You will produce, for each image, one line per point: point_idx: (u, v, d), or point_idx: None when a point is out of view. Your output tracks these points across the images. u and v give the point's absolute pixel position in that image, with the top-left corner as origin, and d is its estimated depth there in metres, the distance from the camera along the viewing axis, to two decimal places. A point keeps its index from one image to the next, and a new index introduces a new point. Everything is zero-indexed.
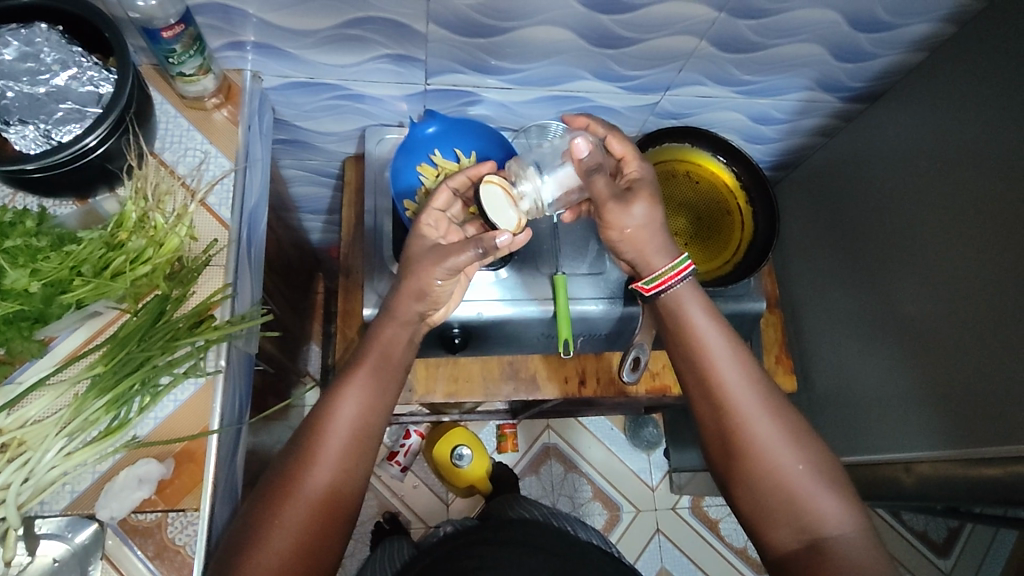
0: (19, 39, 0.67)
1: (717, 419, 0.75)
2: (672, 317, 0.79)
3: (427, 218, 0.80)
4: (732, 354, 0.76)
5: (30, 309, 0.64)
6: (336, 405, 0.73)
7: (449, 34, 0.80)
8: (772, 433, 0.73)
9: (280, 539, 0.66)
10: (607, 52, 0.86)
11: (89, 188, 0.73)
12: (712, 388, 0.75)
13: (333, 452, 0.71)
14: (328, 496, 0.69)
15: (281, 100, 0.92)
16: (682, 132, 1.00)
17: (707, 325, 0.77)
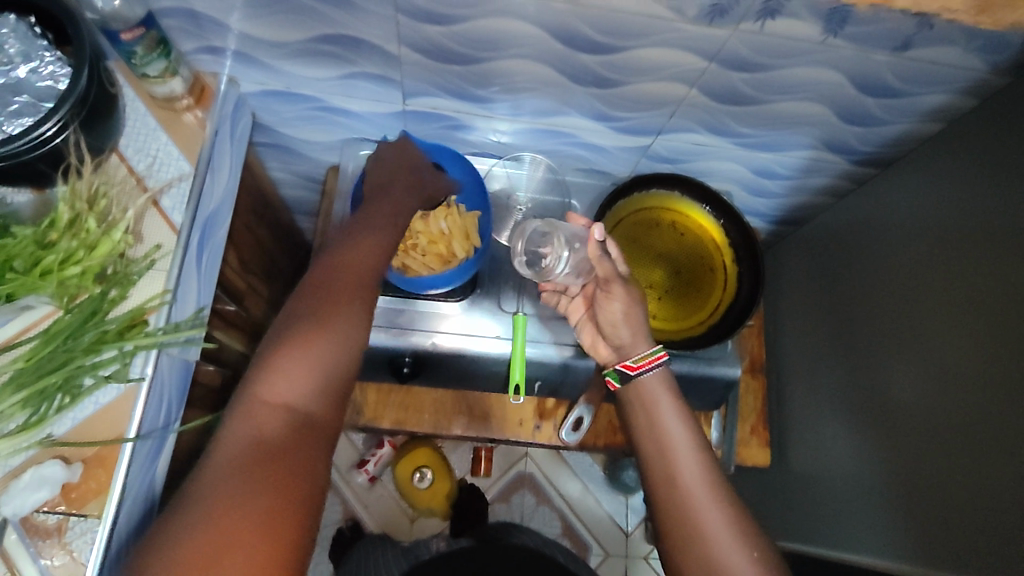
0: None
1: (669, 512, 0.68)
2: (638, 399, 0.75)
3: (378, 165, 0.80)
4: (689, 439, 0.71)
5: None
6: (355, 245, 0.68)
7: (424, 58, 0.78)
8: (728, 524, 0.65)
9: (301, 362, 0.59)
10: (592, 92, 0.83)
11: (43, 182, 0.72)
12: (666, 475, 0.69)
13: (355, 283, 0.65)
14: (349, 333, 0.62)
15: (261, 105, 0.93)
16: (671, 180, 0.93)
17: (667, 406, 0.73)
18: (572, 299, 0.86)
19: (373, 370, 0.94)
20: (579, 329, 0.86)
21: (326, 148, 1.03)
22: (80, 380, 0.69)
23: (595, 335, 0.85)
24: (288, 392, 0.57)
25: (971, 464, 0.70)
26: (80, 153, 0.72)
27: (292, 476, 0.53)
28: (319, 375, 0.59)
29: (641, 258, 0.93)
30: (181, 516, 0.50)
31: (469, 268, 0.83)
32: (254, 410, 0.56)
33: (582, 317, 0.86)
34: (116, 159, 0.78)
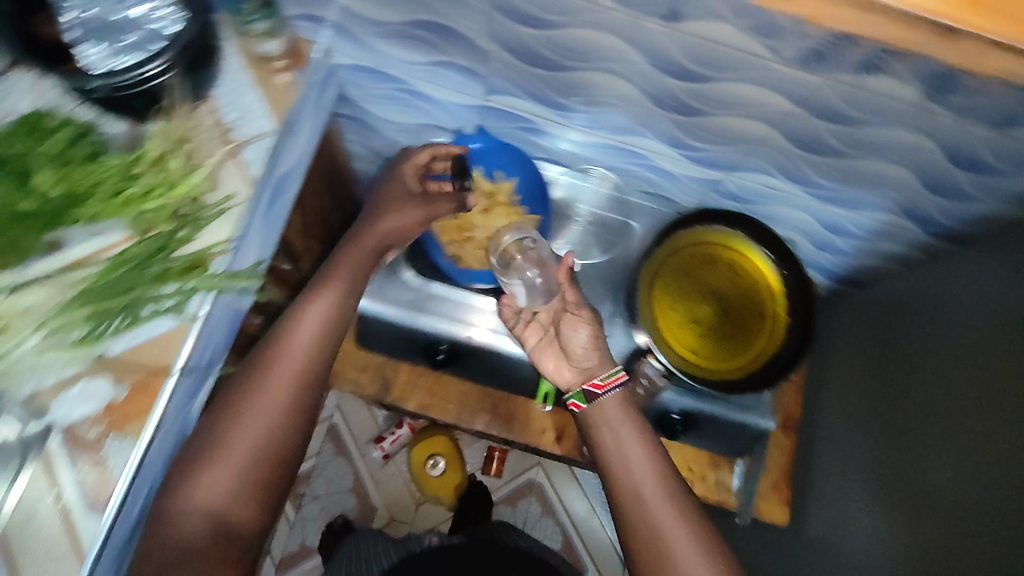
0: None
1: (635, 534, 0.65)
2: (599, 422, 0.72)
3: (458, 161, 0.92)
4: (650, 456, 0.69)
5: (50, 208, 0.70)
6: (301, 315, 0.71)
7: (511, 58, 0.79)
8: (694, 545, 0.63)
9: (240, 427, 0.64)
10: (671, 118, 0.82)
11: (141, 116, 0.77)
12: (633, 496, 0.66)
13: (302, 354, 0.69)
14: (278, 426, 0.66)
15: (350, 79, 0.97)
16: (730, 218, 0.92)
17: (627, 428, 0.71)
18: (527, 324, 0.85)
19: (408, 351, 0.96)
20: (538, 355, 0.83)
21: (404, 130, 1.06)
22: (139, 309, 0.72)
23: (557, 361, 0.81)
24: (225, 477, 0.62)
25: (976, 537, 0.69)
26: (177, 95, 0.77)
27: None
28: (242, 469, 0.64)
29: (692, 291, 0.92)
30: None
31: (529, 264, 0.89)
32: (175, 518, 0.61)
33: (537, 344, 0.83)
34: (207, 107, 0.82)
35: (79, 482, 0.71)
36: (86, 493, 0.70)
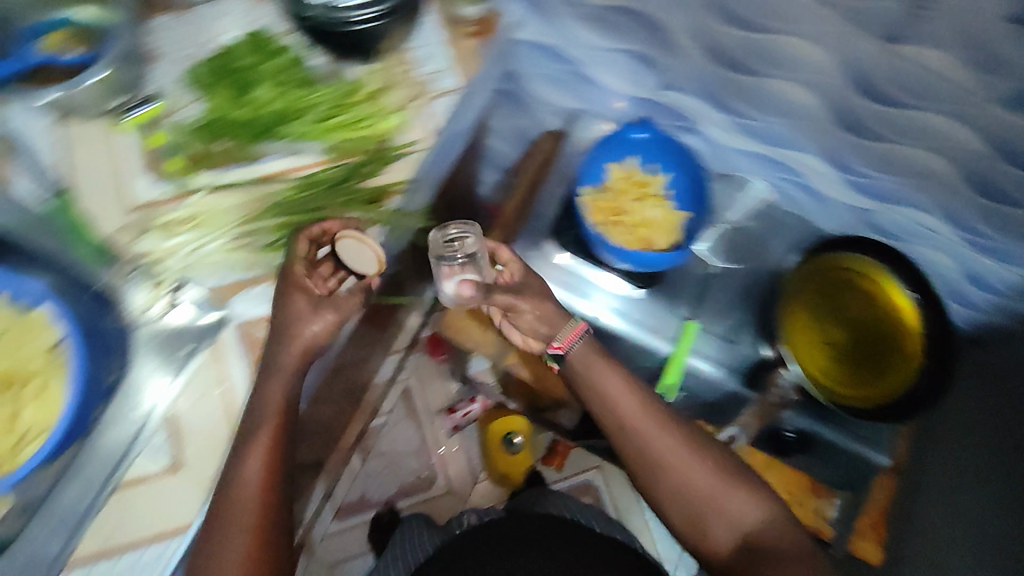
0: None
1: (630, 456, 0.72)
2: (581, 380, 0.74)
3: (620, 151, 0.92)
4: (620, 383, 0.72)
5: (263, 121, 0.76)
6: (256, 392, 0.69)
7: (702, 56, 0.81)
8: (677, 449, 0.71)
9: (244, 466, 0.67)
10: (849, 138, 0.82)
11: (347, 54, 0.81)
12: (617, 425, 0.72)
13: (271, 372, 0.70)
14: (266, 478, 0.67)
15: (522, 57, 0.96)
16: (872, 246, 0.89)
17: (610, 380, 0.72)
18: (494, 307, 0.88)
19: None
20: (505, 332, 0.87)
21: (556, 112, 1.07)
22: (320, 227, 0.78)
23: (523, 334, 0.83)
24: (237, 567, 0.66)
25: (1012, 541, 0.76)
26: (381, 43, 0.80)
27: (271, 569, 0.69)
28: (270, 466, 0.68)
29: (828, 314, 0.93)
30: None
31: (683, 255, 0.87)
32: None
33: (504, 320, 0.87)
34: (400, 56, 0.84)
35: (245, 378, 0.73)
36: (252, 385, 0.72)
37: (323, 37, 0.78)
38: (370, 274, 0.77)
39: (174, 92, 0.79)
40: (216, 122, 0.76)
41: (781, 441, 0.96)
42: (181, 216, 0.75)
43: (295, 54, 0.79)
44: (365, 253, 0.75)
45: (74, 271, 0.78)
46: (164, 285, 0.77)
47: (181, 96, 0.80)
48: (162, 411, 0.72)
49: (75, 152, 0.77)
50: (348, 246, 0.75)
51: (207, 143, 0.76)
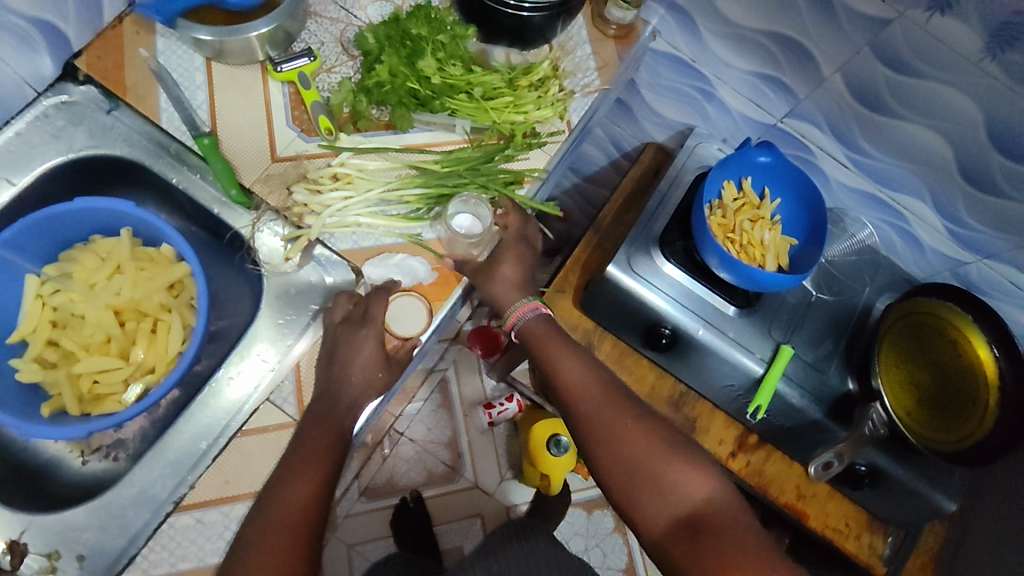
0: None
1: (579, 429, 0.71)
2: (533, 347, 0.75)
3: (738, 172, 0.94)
4: (569, 347, 0.74)
5: (422, 93, 0.76)
6: (309, 421, 0.67)
7: (844, 90, 0.84)
8: (624, 420, 0.69)
9: (292, 490, 0.61)
10: (968, 189, 0.85)
11: (496, 38, 0.81)
12: (568, 397, 0.72)
13: (332, 408, 0.67)
14: (317, 493, 0.62)
15: (651, 67, 0.99)
16: (950, 293, 0.94)
17: (559, 347, 0.74)
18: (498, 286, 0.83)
19: (626, 329, 1.00)
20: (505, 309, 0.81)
21: (663, 126, 1.09)
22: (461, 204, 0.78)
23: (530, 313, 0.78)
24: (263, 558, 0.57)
25: None
26: (535, 39, 0.81)
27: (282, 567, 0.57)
28: (318, 489, 0.62)
29: (914, 357, 0.94)
30: None
31: (799, 279, 0.86)
32: None
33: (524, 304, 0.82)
34: (549, 49, 0.86)
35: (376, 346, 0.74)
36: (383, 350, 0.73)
37: (483, 17, 0.77)
38: (412, 335, 0.73)
39: (329, 50, 0.80)
40: (379, 85, 0.74)
41: (852, 474, 0.96)
42: (331, 174, 0.76)
43: (473, 31, 0.77)
44: (412, 310, 0.74)
45: (210, 215, 0.78)
46: (297, 243, 0.75)
47: (336, 57, 0.80)
48: (261, 393, 0.74)
49: (228, 94, 0.77)
50: (397, 307, 0.74)
51: (366, 104, 0.76)
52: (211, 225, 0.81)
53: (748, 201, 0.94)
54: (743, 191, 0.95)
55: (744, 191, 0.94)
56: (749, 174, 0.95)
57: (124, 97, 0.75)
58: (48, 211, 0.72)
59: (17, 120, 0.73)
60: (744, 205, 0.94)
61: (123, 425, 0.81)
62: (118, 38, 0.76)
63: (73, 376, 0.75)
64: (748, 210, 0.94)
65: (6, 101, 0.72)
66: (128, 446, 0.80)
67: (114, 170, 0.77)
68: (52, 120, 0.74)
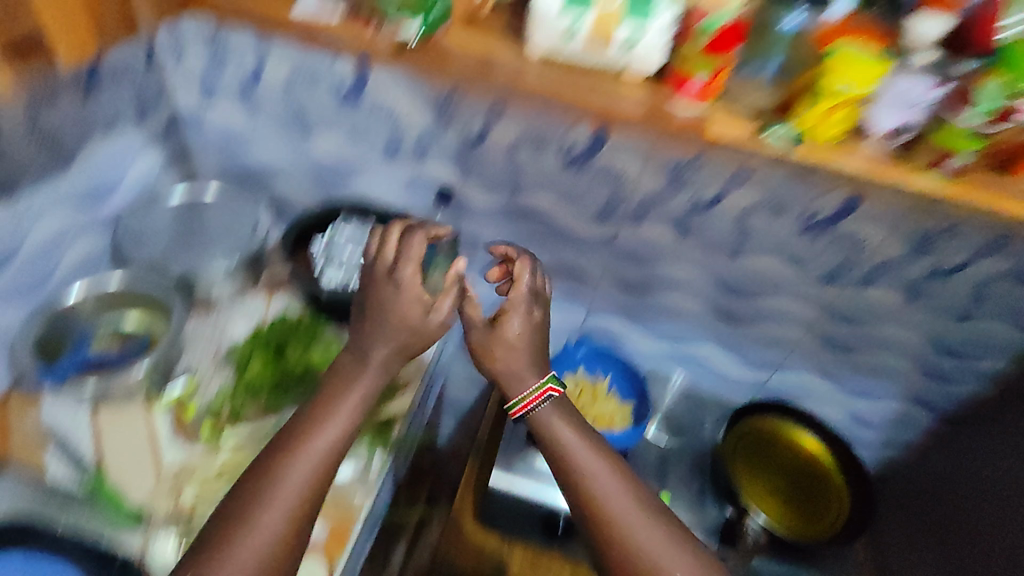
0: (361, 227, 1.04)
1: (608, 543, 0.71)
2: (542, 432, 0.78)
3: (570, 367, 1.15)
4: (620, 487, 0.73)
5: (287, 378, 0.92)
6: (307, 450, 0.70)
7: (614, 287, 1.13)
8: (630, 513, 0.71)
9: (266, 517, 0.65)
10: (729, 328, 1.12)
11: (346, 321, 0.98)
12: (589, 499, 0.72)
13: (311, 454, 0.69)
14: (280, 558, 0.64)
15: (478, 311, 1.24)
16: (776, 409, 1.13)
17: (565, 427, 0.77)
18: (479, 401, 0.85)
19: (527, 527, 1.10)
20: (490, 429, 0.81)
21: None
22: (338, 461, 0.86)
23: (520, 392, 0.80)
24: None
25: None
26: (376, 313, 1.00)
27: None
28: (295, 501, 0.67)
29: (766, 467, 1.11)
30: None
31: (639, 431, 1.07)
32: None
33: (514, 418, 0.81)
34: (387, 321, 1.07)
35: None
36: None
37: (331, 308, 0.98)
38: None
39: (203, 370, 0.93)
40: (255, 381, 0.91)
41: None
42: (216, 468, 0.85)
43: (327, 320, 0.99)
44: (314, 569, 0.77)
45: None
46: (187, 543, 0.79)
47: (211, 372, 0.93)
48: None
49: (112, 432, 0.86)
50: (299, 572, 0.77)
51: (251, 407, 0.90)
52: None
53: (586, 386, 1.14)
54: (580, 378, 1.15)
55: (580, 378, 1.15)
56: (580, 364, 1.16)
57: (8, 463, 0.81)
58: None
59: None
60: (584, 390, 1.13)
61: None
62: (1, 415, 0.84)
63: None
64: (587, 394, 1.12)
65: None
66: None
67: None
68: None
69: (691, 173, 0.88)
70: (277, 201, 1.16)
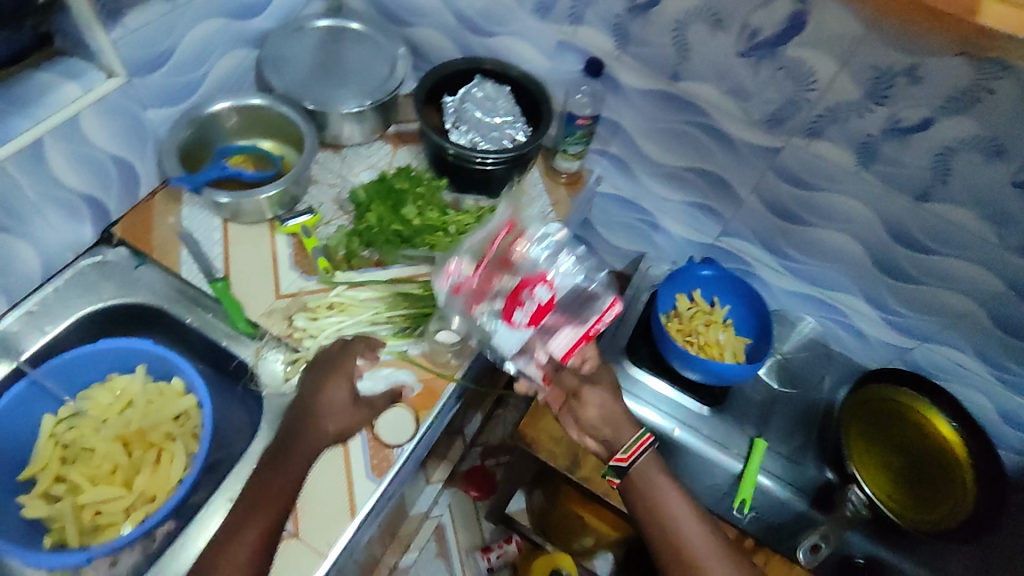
0: (492, 94, 1.00)
1: (671, 555, 0.78)
2: (645, 501, 0.81)
3: (698, 327, 1.04)
4: (701, 534, 0.79)
5: (404, 232, 0.90)
6: (297, 418, 0.75)
7: (761, 207, 1.00)
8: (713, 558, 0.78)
9: None
10: (886, 280, 0.98)
11: (465, 187, 0.98)
12: (689, 556, 0.78)
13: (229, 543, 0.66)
14: (265, 537, 0.67)
15: (601, 206, 1.17)
16: (899, 376, 1.02)
17: (668, 493, 0.81)
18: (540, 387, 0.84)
19: None
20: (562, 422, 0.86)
21: (620, 255, 1.25)
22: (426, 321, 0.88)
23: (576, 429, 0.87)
24: None
25: None
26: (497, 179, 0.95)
27: (268, 528, 0.67)
28: (258, 547, 0.66)
29: (869, 446, 1.00)
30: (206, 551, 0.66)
31: (752, 369, 0.96)
32: None
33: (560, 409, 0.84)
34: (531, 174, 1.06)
35: (364, 468, 0.77)
36: (370, 459, 0.77)
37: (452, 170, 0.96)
38: (400, 443, 0.78)
39: (326, 209, 0.97)
40: (369, 230, 0.90)
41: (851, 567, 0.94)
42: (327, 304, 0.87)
43: (445, 183, 0.95)
44: (403, 418, 0.80)
45: (215, 348, 0.87)
46: (295, 366, 0.84)
47: (331, 212, 0.97)
48: None
49: (236, 247, 0.92)
50: (388, 417, 0.80)
51: (347, 265, 0.92)
52: (218, 356, 0.89)
53: (707, 327, 1.04)
54: (703, 326, 1.04)
55: (703, 328, 1.04)
56: (707, 333, 1.04)
57: (148, 254, 0.90)
58: (64, 357, 0.81)
59: (54, 280, 0.86)
60: (704, 320, 1.05)
61: None
62: (144, 211, 0.93)
63: (78, 507, 0.77)
64: (710, 336, 1.03)
65: (17, 289, 0.83)
66: None
67: (124, 320, 0.89)
68: (84, 276, 0.87)
69: (912, 80, 0.75)
70: (415, 49, 1.12)
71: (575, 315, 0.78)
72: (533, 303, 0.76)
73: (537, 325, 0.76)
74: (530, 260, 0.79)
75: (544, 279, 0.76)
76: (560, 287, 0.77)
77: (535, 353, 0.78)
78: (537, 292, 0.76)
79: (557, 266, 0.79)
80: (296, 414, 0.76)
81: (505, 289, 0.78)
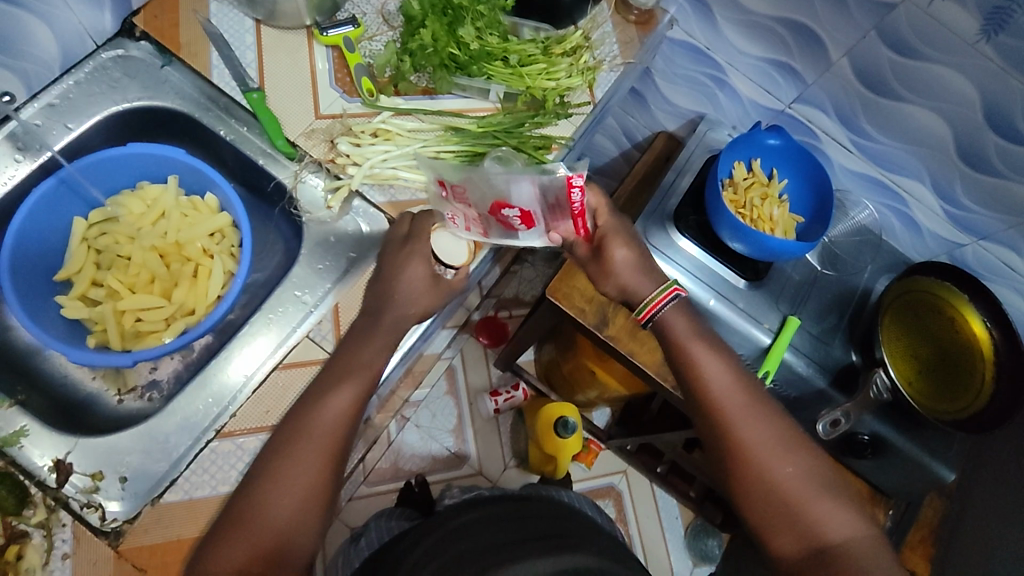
0: None
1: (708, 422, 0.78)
2: (677, 358, 0.81)
3: (755, 198, 0.99)
4: (734, 392, 0.78)
5: (459, 57, 0.81)
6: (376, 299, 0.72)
7: (850, 74, 0.91)
8: (746, 421, 0.76)
9: (275, 496, 0.62)
10: (965, 169, 0.91)
11: (527, 12, 0.87)
12: (713, 409, 0.77)
13: (312, 423, 0.66)
14: (347, 417, 0.67)
15: (666, 54, 1.06)
16: (941, 270, 0.99)
17: (702, 354, 0.80)
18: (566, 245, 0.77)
19: None
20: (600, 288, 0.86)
21: (676, 114, 1.17)
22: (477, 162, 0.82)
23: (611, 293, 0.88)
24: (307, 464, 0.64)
25: None
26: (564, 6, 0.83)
27: (350, 409, 0.67)
28: (342, 419, 0.67)
29: (901, 337, 0.99)
30: (289, 431, 0.65)
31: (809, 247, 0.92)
32: (258, 508, 0.62)
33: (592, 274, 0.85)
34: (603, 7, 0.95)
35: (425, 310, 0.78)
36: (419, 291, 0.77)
37: None
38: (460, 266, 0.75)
39: (371, 21, 0.87)
40: (422, 49, 0.80)
41: (856, 442, 0.99)
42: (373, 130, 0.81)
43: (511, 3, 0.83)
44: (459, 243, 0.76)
45: (252, 165, 0.82)
46: (337, 194, 0.79)
47: (376, 27, 0.87)
48: (275, 360, 0.73)
49: (271, 54, 0.82)
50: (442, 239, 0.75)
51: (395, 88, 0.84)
52: (253, 176, 0.84)
53: (764, 201, 0.99)
54: (761, 197, 0.99)
55: (761, 200, 0.99)
56: (765, 207, 0.99)
57: (177, 53, 0.81)
58: (93, 159, 0.76)
59: (72, 71, 0.78)
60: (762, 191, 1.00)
61: (158, 367, 0.81)
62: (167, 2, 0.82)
63: (118, 313, 0.77)
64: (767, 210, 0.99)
65: (35, 76, 0.75)
66: (163, 388, 0.80)
67: (153, 124, 0.82)
68: (106, 70, 0.79)
69: None
70: None
71: (559, 208, 0.66)
72: (515, 217, 0.67)
73: (534, 223, 0.68)
74: (475, 186, 0.66)
75: (500, 203, 0.65)
76: (526, 201, 0.64)
77: (553, 238, 0.72)
78: (507, 211, 0.66)
79: (514, 187, 0.62)
80: (377, 296, 0.72)
81: (487, 214, 0.69)
